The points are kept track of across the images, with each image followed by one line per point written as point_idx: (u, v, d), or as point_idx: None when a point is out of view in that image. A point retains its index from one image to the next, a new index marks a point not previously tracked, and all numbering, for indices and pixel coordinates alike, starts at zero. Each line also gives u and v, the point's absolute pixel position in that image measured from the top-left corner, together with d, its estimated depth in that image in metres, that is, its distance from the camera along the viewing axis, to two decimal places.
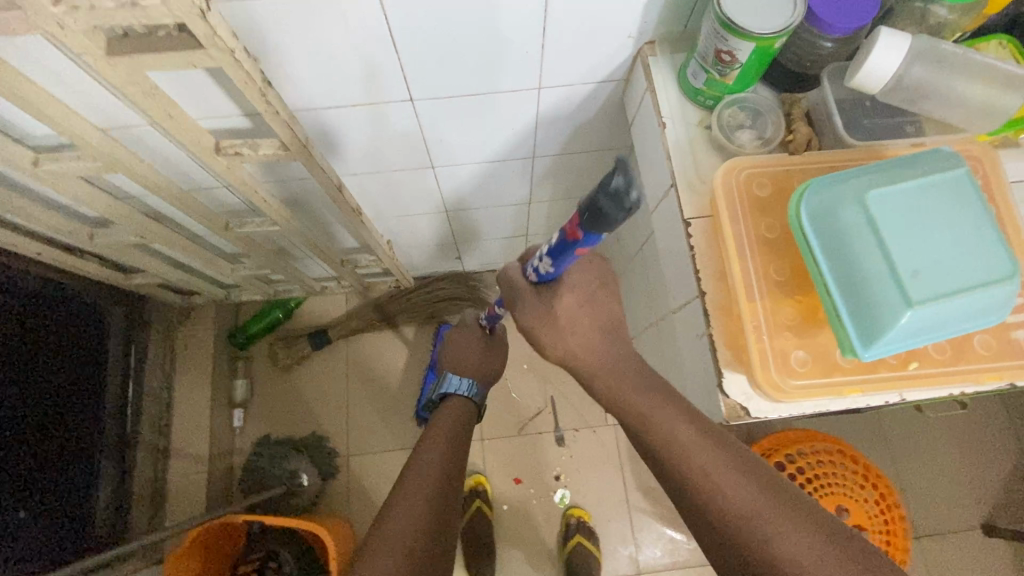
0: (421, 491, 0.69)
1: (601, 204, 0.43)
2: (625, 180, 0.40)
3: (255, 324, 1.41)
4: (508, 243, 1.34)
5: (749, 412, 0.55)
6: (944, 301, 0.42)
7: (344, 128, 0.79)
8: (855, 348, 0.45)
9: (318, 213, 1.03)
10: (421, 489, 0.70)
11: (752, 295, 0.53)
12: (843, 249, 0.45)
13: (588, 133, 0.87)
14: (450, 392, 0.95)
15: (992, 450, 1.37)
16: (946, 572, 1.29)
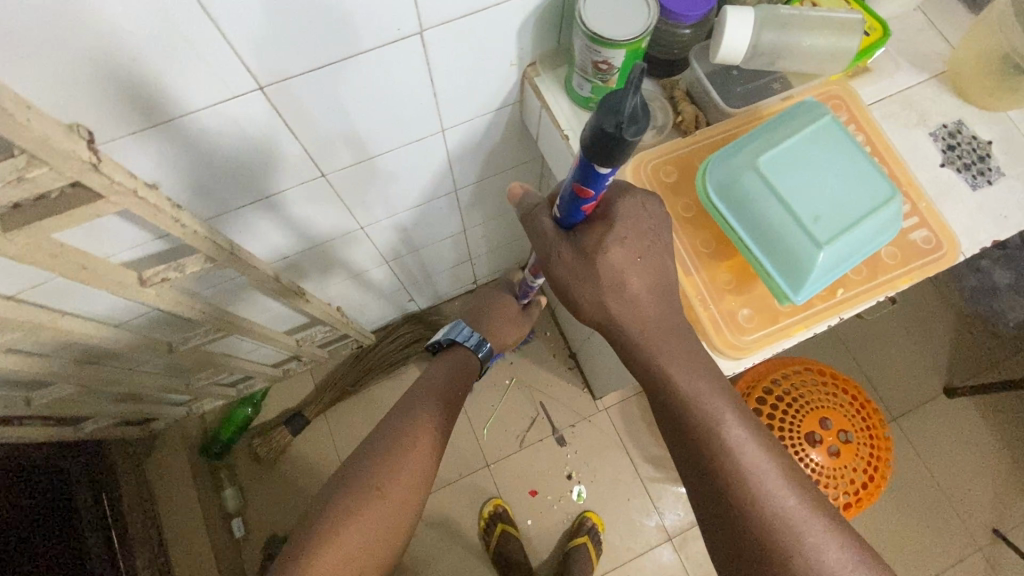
0: (386, 492, 0.69)
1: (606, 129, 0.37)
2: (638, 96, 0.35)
3: (226, 429, 1.35)
4: (454, 272, 1.36)
5: (719, 372, 0.59)
6: (846, 235, 0.48)
7: (264, 221, 0.78)
8: (789, 296, 0.50)
9: (260, 304, 1.01)
10: (385, 490, 0.69)
11: (688, 271, 0.58)
12: (753, 213, 0.50)
13: (500, 155, 0.90)
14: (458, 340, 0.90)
15: (933, 321, 1.52)
16: (926, 441, 1.42)
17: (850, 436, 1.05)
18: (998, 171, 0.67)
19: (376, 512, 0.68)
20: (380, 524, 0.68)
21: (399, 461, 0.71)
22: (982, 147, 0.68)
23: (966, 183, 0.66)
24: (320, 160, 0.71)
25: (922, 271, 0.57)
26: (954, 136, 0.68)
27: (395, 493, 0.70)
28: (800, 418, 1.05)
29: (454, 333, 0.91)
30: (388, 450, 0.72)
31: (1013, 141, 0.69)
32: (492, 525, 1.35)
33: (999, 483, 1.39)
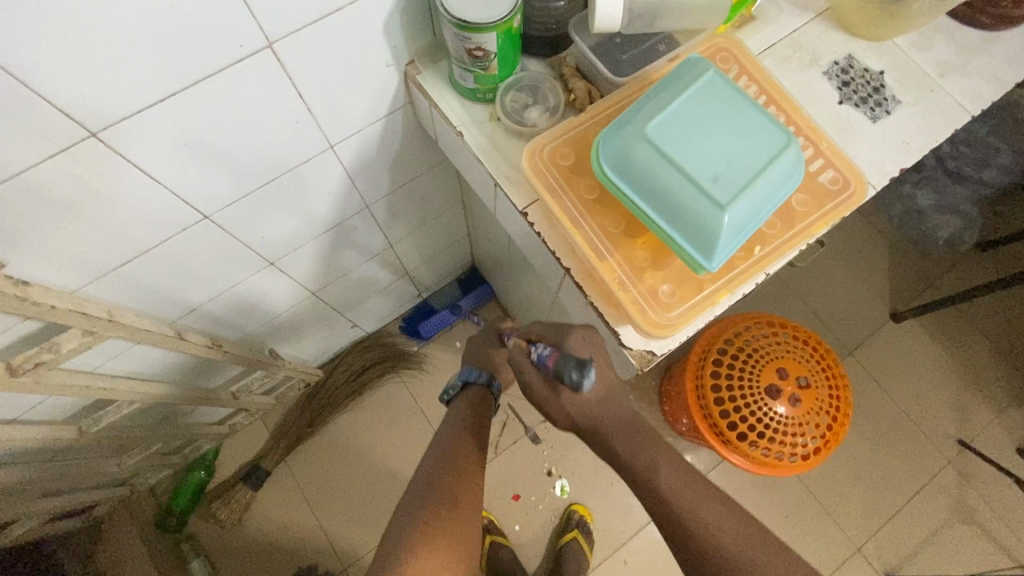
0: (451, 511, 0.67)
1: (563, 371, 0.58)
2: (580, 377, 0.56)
3: (180, 499, 1.25)
4: (393, 289, 1.30)
5: (655, 352, 0.56)
6: (747, 191, 0.45)
7: (152, 276, 0.71)
8: (703, 265, 0.47)
9: (179, 364, 0.93)
10: (458, 508, 0.67)
11: (602, 255, 0.55)
12: (652, 183, 0.47)
13: (405, 163, 0.85)
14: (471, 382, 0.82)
15: (869, 252, 1.57)
16: (883, 368, 1.46)
17: (809, 382, 1.05)
18: (893, 100, 0.67)
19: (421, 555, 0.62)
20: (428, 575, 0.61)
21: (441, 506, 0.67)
22: (875, 79, 0.68)
23: (865, 117, 0.66)
24: (197, 200, 0.65)
25: (836, 213, 0.55)
26: (847, 72, 0.68)
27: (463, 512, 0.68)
28: (756, 371, 1.05)
29: (463, 375, 0.83)
30: (426, 494, 0.68)
31: (903, 68, 0.68)
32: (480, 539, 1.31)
33: (956, 395, 1.44)
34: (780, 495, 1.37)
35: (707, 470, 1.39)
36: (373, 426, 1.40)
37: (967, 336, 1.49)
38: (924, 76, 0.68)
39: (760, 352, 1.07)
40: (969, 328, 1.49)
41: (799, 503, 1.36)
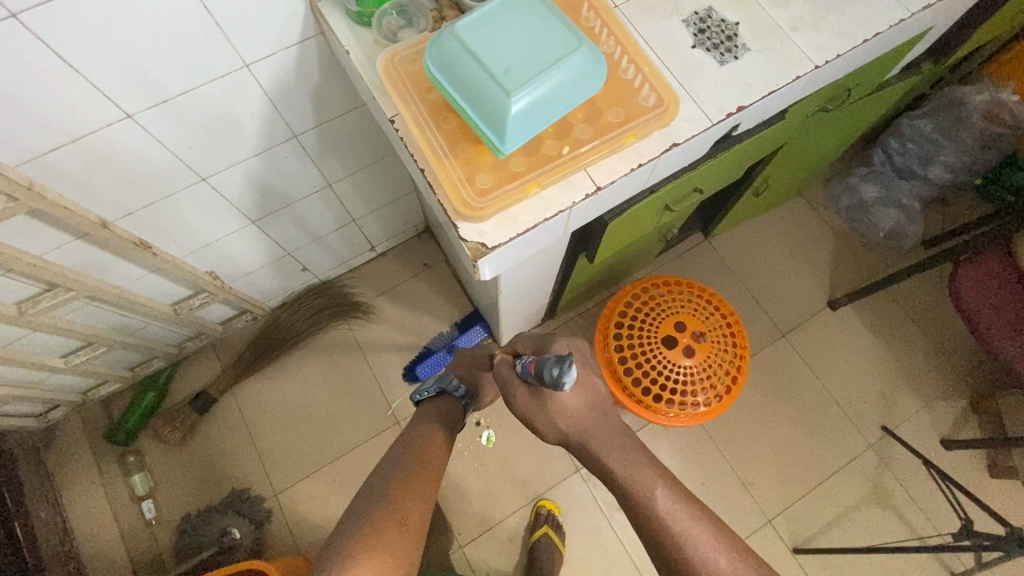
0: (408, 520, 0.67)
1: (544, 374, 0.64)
2: (559, 368, 0.61)
3: (131, 415, 1.35)
4: (341, 234, 1.38)
5: (487, 246, 0.62)
6: (532, 81, 0.53)
7: (82, 167, 0.80)
8: (499, 147, 0.55)
9: (121, 270, 1.02)
10: (408, 521, 0.67)
11: (441, 156, 0.62)
12: (459, 76, 0.55)
13: (327, 96, 0.94)
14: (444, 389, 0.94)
15: (813, 242, 1.61)
16: (815, 352, 1.50)
17: (705, 336, 1.10)
18: (744, 48, 0.74)
19: (403, 544, 0.65)
20: (407, 553, 0.65)
21: (416, 483, 0.72)
22: (730, 28, 0.74)
23: (714, 61, 0.73)
24: (116, 96, 0.74)
25: (645, 125, 0.63)
26: (704, 21, 0.74)
27: (414, 521, 0.68)
28: (656, 324, 1.11)
29: (442, 383, 0.94)
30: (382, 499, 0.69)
31: (758, 21, 0.75)
32: None
33: (883, 383, 1.47)
34: (697, 464, 1.40)
35: None
36: (317, 366, 1.49)
37: (899, 326, 1.52)
38: (776, 29, 0.75)
39: (661, 307, 1.13)
40: (902, 318, 1.52)
41: (715, 472, 1.40)
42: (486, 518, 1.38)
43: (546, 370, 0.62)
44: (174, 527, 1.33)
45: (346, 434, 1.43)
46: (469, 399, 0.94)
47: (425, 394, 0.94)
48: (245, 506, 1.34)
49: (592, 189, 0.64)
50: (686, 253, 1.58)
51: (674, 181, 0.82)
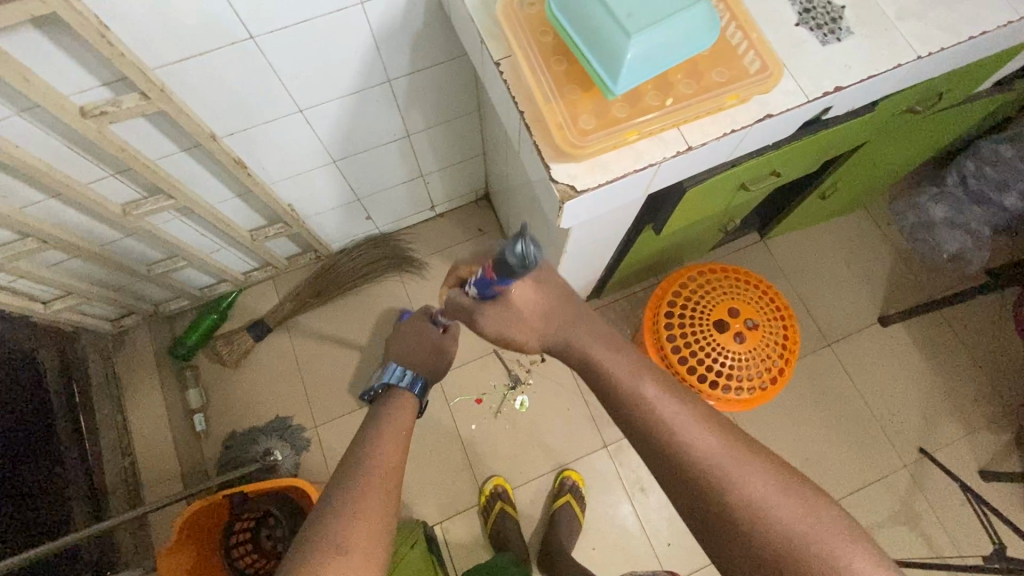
0: (359, 534, 0.57)
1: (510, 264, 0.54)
2: (524, 244, 0.52)
3: (193, 333, 1.42)
4: (408, 188, 1.43)
5: (576, 189, 0.66)
6: (652, 27, 0.55)
7: (202, 81, 0.86)
8: (610, 88, 0.58)
9: (212, 188, 1.09)
10: (351, 545, 0.56)
11: (547, 95, 0.65)
12: (582, 16, 0.58)
13: (425, 45, 0.98)
14: (393, 382, 0.82)
15: (871, 256, 1.59)
16: (859, 365, 1.48)
17: (757, 325, 1.12)
18: (847, 30, 0.74)
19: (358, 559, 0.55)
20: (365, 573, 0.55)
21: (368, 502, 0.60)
22: (836, 11, 0.75)
23: (816, 40, 0.74)
24: (246, 17, 0.79)
25: (746, 90, 0.65)
26: (811, 1, 0.76)
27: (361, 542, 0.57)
28: (709, 307, 1.13)
29: (387, 376, 0.83)
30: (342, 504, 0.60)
31: (864, 7, 0.76)
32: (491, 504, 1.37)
33: (926, 405, 1.45)
34: None
35: None
36: (367, 312, 1.55)
37: (951, 350, 1.49)
38: (881, 15, 0.75)
39: (716, 292, 1.14)
40: (954, 344, 1.49)
41: None
42: (510, 479, 1.42)
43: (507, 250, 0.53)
44: (220, 442, 1.42)
45: None
46: (422, 387, 0.83)
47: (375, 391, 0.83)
48: (286, 432, 1.41)
49: (683, 148, 0.68)
50: (740, 251, 1.58)
51: (755, 158, 0.83)
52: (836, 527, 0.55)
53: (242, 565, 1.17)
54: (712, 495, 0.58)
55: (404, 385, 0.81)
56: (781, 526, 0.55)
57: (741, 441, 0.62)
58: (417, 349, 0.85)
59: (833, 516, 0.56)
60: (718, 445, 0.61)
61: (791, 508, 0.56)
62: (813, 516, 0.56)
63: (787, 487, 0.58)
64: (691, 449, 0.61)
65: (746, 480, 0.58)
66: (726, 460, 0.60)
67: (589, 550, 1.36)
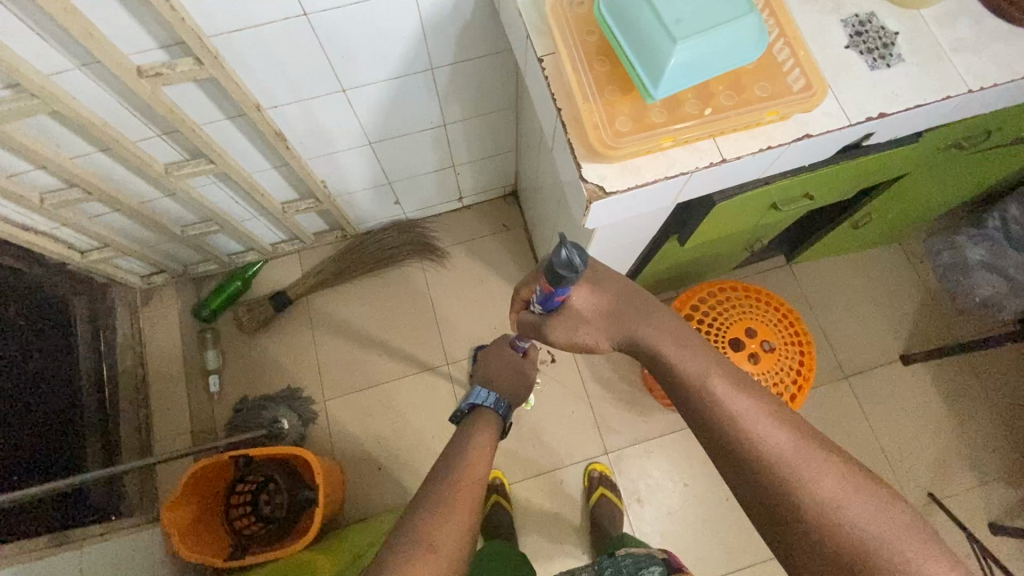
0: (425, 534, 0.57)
1: (558, 274, 0.55)
2: (568, 249, 0.53)
3: (217, 298, 1.47)
4: (438, 176, 1.45)
5: (605, 190, 0.67)
6: (698, 34, 0.55)
7: (254, 52, 0.89)
8: (650, 92, 0.59)
9: (251, 157, 1.12)
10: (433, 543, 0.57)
11: (586, 95, 0.65)
12: (630, 18, 0.58)
13: (471, 36, 0.99)
14: (478, 405, 0.82)
15: (900, 292, 1.56)
16: (875, 401, 1.45)
17: (773, 347, 1.11)
18: (898, 57, 0.73)
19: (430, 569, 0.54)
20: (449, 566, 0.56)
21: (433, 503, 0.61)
22: (888, 36, 0.74)
23: (865, 64, 0.73)
24: None
25: (787, 106, 0.65)
26: (863, 25, 0.75)
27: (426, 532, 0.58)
28: (726, 325, 1.12)
29: (471, 398, 0.83)
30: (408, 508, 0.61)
31: (919, 35, 0.74)
32: (487, 494, 1.38)
33: (940, 449, 1.41)
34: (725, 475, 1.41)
35: (664, 431, 1.45)
36: (385, 294, 1.58)
37: (973, 396, 1.45)
38: (936, 45, 0.74)
39: (734, 311, 1.14)
40: (977, 390, 1.45)
41: None
42: (508, 475, 1.42)
43: (552, 257, 0.55)
44: (231, 405, 1.45)
45: (398, 362, 1.52)
46: (507, 408, 0.83)
47: (460, 413, 0.84)
48: (295, 403, 1.44)
49: (716, 159, 0.68)
50: (764, 273, 1.57)
51: (789, 178, 0.83)
52: (913, 537, 0.51)
53: (243, 527, 1.20)
54: (777, 494, 0.55)
55: (492, 406, 0.81)
56: (852, 530, 0.52)
57: (809, 437, 0.58)
58: (502, 375, 0.86)
59: (907, 523, 0.52)
60: (789, 443, 0.57)
61: (864, 511, 0.53)
62: (887, 521, 0.52)
63: (859, 488, 0.54)
64: (757, 446, 0.57)
65: (818, 480, 0.54)
66: (796, 458, 0.56)
67: (580, 554, 1.37)
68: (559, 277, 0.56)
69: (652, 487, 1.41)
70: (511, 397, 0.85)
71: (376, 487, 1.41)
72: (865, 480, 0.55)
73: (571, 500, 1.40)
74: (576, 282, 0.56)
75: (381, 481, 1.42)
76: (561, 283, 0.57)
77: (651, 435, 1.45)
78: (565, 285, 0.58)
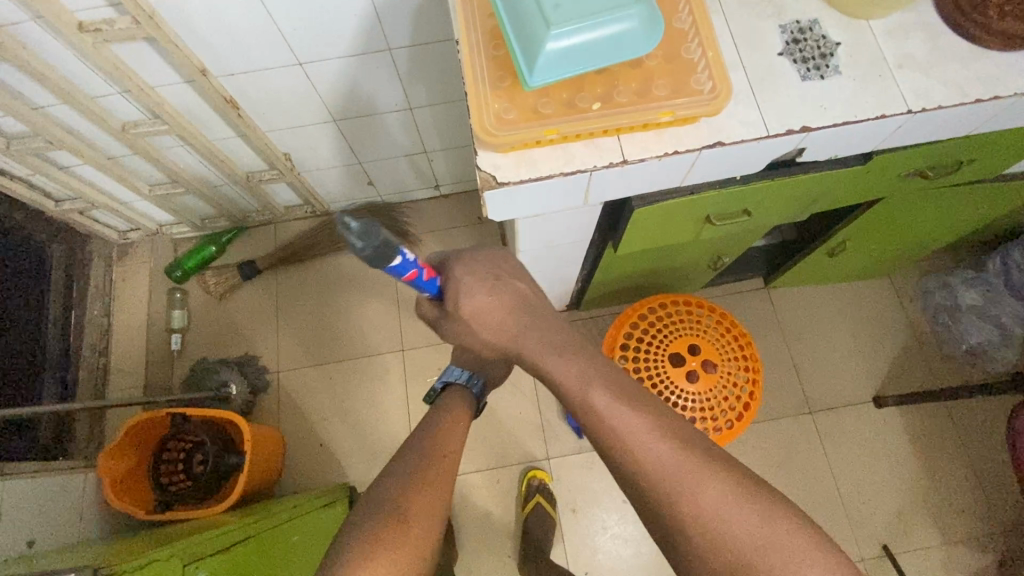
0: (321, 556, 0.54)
1: (375, 249, 0.54)
2: (348, 229, 0.51)
3: (192, 259, 1.50)
4: (412, 162, 1.45)
5: (496, 179, 0.65)
6: (575, 22, 0.53)
7: (203, 18, 0.89)
8: (526, 81, 0.56)
9: (211, 123, 1.15)
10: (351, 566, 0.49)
11: (480, 80, 0.63)
12: (515, 4, 0.56)
13: (426, 20, 0.98)
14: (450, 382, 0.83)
15: (885, 330, 1.47)
16: (839, 442, 1.37)
17: (716, 369, 1.06)
18: (835, 69, 0.68)
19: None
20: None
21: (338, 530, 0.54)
22: (827, 47, 0.69)
23: (797, 74, 0.68)
24: None
25: (690, 109, 0.61)
26: (802, 33, 0.70)
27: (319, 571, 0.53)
28: (668, 341, 1.08)
29: (446, 376, 0.85)
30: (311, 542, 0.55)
31: (862, 48, 0.69)
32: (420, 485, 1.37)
33: (903, 502, 1.32)
34: None
35: None
36: (353, 274, 1.59)
37: (948, 449, 1.35)
38: (879, 59, 0.68)
39: (678, 328, 1.09)
40: (953, 443, 1.35)
41: None
42: None
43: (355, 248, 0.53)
44: (189, 366, 1.49)
45: (355, 343, 1.52)
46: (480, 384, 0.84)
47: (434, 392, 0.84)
48: (249, 369, 1.47)
49: (618, 160, 0.65)
50: (738, 295, 1.50)
51: (720, 190, 0.78)
52: (793, 542, 0.49)
53: (170, 483, 1.21)
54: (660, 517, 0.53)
55: (463, 381, 0.83)
56: (732, 543, 0.50)
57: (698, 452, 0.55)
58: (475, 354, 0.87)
59: (789, 529, 0.50)
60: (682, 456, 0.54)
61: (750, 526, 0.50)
62: (769, 532, 0.50)
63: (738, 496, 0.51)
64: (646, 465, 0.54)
65: (698, 496, 0.52)
66: (673, 475, 0.53)
67: (506, 557, 1.34)
68: (381, 250, 0.54)
69: (589, 499, 1.37)
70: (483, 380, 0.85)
71: (315, 463, 1.42)
72: (744, 486, 0.52)
73: (505, 501, 1.38)
74: (387, 236, 0.54)
75: (321, 459, 1.43)
76: (381, 249, 0.54)
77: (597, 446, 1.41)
78: (391, 249, 0.55)
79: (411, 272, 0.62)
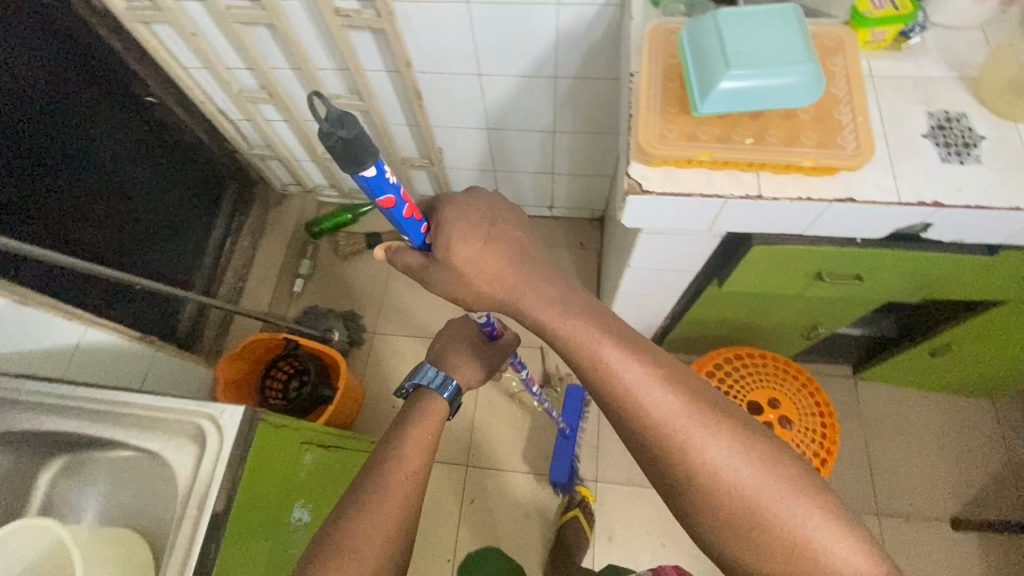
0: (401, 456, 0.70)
1: (343, 139, 0.48)
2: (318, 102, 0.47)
3: (328, 221, 1.72)
4: (538, 179, 1.61)
5: (643, 185, 0.76)
6: (751, 66, 0.64)
7: (423, 24, 1.11)
8: (697, 107, 0.68)
9: (393, 108, 1.37)
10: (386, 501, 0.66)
11: (651, 103, 0.75)
12: (701, 46, 0.68)
13: (596, 58, 1.14)
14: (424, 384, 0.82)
15: (977, 453, 1.39)
16: (903, 553, 1.30)
17: (792, 426, 1.07)
18: (975, 158, 0.74)
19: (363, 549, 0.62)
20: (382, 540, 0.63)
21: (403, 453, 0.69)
22: (972, 138, 0.75)
23: (937, 155, 0.75)
24: None
25: (832, 161, 0.70)
26: (949, 122, 0.76)
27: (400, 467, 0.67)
28: (751, 388, 1.11)
29: (418, 376, 0.83)
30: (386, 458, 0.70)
31: (1007, 145, 0.75)
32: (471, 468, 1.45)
33: None
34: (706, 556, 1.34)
35: None
36: None
37: None
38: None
39: (762, 378, 1.12)
40: None
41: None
42: (497, 462, 1.48)
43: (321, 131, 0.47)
44: (302, 307, 1.69)
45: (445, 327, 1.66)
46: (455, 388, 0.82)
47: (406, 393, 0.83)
48: (351, 324, 1.64)
49: (754, 193, 0.74)
50: (823, 375, 1.49)
51: (837, 246, 0.84)
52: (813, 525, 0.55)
53: (268, 395, 1.39)
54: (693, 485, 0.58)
55: (436, 386, 0.81)
56: (756, 502, 0.56)
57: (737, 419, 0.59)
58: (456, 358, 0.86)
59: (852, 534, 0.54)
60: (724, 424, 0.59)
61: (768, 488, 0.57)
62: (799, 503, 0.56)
63: (751, 456, 0.57)
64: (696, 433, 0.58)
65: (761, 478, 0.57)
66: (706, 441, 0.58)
67: (532, 563, 1.38)
68: (350, 143, 0.48)
69: (625, 532, 1.38)
70: (462, 380, 0.84)
71: (382, 422, 1.55)
72: (783, 472, 0.57)
73: (543, 509, 1.42)
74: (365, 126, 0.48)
75: (390, 420, 1.55)
76: (350, 137, 0.48)
77: (645, 483, 1.42)
78: (367, 147, 0.49)
79: (391, 196, 0.57)
